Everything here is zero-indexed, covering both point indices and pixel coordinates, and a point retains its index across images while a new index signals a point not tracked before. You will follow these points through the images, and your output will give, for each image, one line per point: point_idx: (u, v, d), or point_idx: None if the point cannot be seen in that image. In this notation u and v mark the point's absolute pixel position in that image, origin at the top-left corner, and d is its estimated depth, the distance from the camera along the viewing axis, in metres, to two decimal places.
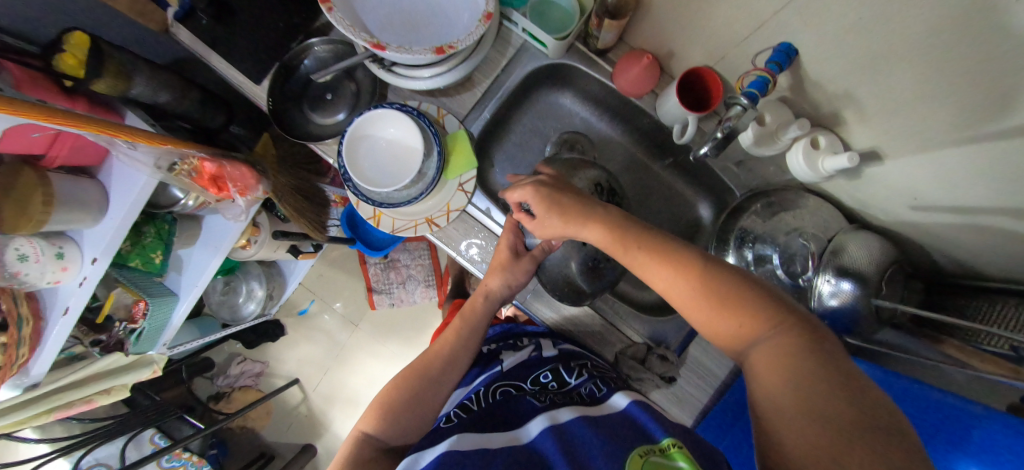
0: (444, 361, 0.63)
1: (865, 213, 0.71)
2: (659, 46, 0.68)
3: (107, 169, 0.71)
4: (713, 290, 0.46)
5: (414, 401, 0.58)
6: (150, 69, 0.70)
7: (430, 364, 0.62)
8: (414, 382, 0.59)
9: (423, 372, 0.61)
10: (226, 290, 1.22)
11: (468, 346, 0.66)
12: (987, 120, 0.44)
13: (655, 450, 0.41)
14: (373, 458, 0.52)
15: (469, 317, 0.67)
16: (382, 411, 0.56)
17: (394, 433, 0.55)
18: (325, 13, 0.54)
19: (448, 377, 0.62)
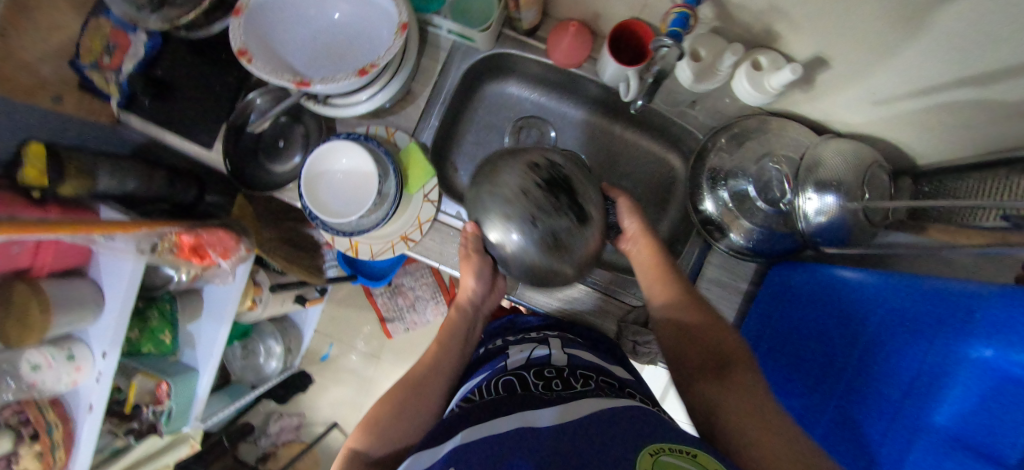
0: (430, 371, 0.61)
1: (832, 122, 0.69)
2: (583, 11, 0.68)
3: (95, 265, 0.73)
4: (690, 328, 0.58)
5: (400, 415, 0.55)
6: (110, 162, 0.73)
7: (420, 380, 0.59)
8: (399, 400, 0.56)
9: (406, 382, 0.59)
10: (246, 354, 1.25)
11: (450, 352, 0.63)
12: None
13: (667, 448, 0.39)
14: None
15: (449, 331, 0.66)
16: (367, 426, 0.54)
17: (374, 445, 0.53)
18: (246, 66, 0.55)
19: (435, 391, 0.59)
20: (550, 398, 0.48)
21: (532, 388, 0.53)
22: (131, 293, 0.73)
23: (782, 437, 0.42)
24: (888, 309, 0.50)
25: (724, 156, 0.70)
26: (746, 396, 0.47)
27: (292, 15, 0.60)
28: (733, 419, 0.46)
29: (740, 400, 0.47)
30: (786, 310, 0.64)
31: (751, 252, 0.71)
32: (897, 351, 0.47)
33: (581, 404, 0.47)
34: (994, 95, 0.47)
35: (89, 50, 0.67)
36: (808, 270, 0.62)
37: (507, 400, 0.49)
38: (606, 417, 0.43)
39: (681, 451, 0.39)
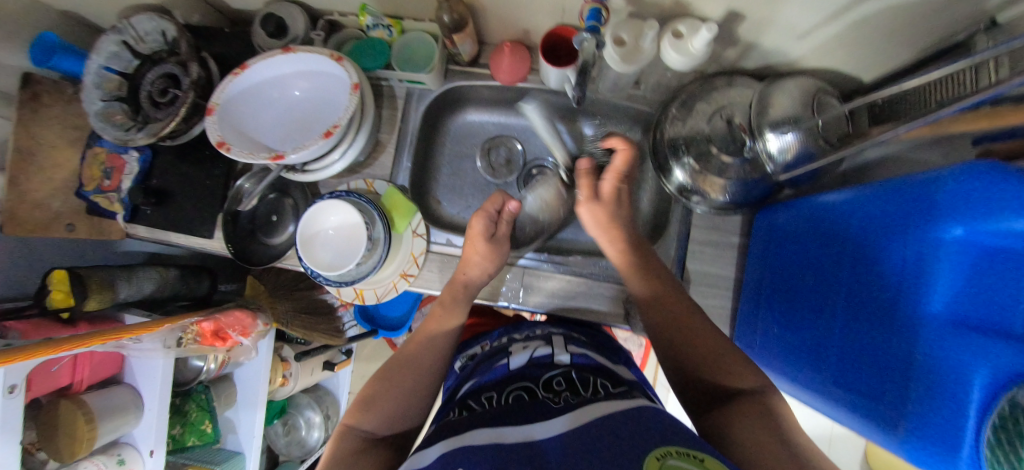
0: (427, 348, 0.65)
1: (772, 65, 0.72)
2: (514, 30, 0.73)
3: (128, 370, 0.78)
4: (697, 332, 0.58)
5: (400, 385, 0.60)
6: (126, 271, 0.79)
7: (417, 353, 0.64)
8: (400, 370, 0.62)
9: (408, 355, 0.64)
10: (288, 430, 1.27)
11: (447, 330, 0.67)
12: None
13: (673, 453, 0.40)
14: (358, 448, 0.54)
15: (450, 303, 0.69)
16: (365, 402, 0.59)
17: (380, 421, 0.58)
18: (226, 155, 0.60)
19: (434, 362, 0.64)
20: (552, 409, 0.49)
21: (538, 395, 0.55)
22: (167, 387, 0.77)
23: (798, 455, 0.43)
24: (865, 219, 0.51)
25: (679, 124, 0.74)
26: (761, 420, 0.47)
27: (257, 101, 0.66)
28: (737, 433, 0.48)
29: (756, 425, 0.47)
30: (781, 247, 0.66)
31: (732, 205, 0.73)
32: (880, 257, 0.48)
33: (581, 415, 0.47)
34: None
35: (91, 178, 0.75)
36: (793, 208, 0.64)
37: (516, 411, 0.51)
38: (622, 426, 0.45)
39: (690, 454, 0.39)
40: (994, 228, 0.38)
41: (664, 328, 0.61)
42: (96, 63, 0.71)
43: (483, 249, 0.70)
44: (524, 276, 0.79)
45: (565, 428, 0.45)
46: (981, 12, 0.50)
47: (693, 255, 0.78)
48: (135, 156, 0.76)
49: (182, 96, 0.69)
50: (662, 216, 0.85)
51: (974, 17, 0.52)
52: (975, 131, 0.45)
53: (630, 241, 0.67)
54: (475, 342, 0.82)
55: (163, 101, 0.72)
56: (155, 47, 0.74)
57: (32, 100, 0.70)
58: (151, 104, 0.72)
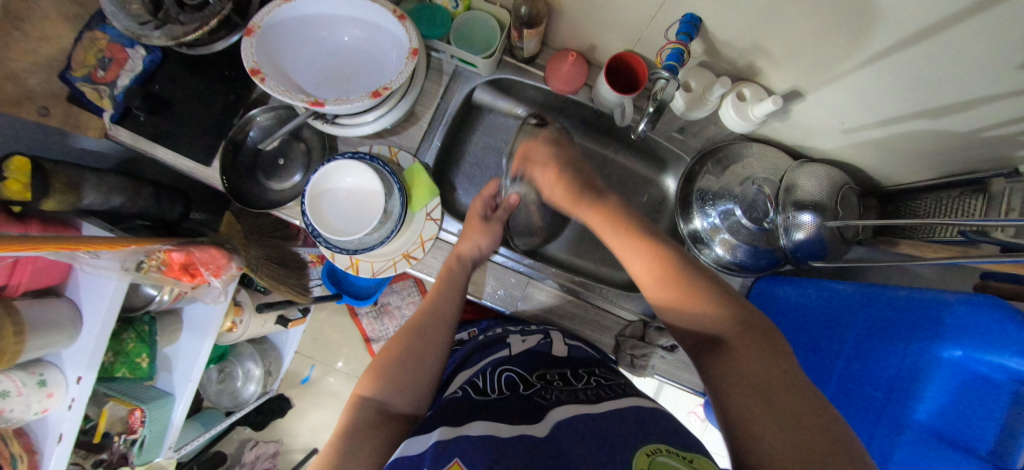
0: (434, 315, 0.63)
1: (806, 147, 0.76)
2: (580, 42, 0.72)
3: (72, 283, 0.70)
4: (669, 260, 0.54)
5: (412, 355, 0.58)
6: (97, 176, 0.70)
7: (428, 322, 0.62)
8: (413, 339, 0.59)
9: (417, 325, 0.61)
10: (222, 377, 1.19)
11: (451, 296, 0.65)
12: (878, 38, 0.49)
13: (664, 449, 0.42)
14: (370, 421, 0.52)
15: (449, 279, 0.67)
16: (377, 373, 0.56)
17: (392, 391, 0.55)
18: (259, 85, 0.55)
19: (442, 331, 0.62)
20: (551, 407, 0.51)
21: (531, 388, 0.58)
22: (110, 314, 0.69)
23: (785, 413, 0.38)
24: (868, 318, 0.54)
25: (711, 178, 0.76)
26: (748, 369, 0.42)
27: (303, 36, 0.61)
28: (733, 374, 0.43)
29: (755, 362, 0.43)
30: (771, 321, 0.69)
31: (737, 268, 0.76)
32: (875, 356, 0.52)
33: (582, 411, 0.49)
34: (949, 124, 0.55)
35: (82, 63, 0.66)
36: (796, 284, 0.65)
37: (520, 405, 0.53)
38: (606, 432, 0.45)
39: (677, 453, 0.41)
40: (987, 358, 0.42)
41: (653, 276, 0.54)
42: None
43: (479, 225, 0.70)
44: (524, 287, 0.78)
45: (562, 421, 0.47)
46: (1007, 159, 0.55)
47: None
48: (142, 54, 0.67)
49: (215, 6, 0.62)
50: None
51: (999, 161, 0.57)
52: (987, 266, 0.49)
53: (593, 219, 0.62)
54: (462, 333, 0.82)
55: (190, 2, 0.63)
56: None
57: None
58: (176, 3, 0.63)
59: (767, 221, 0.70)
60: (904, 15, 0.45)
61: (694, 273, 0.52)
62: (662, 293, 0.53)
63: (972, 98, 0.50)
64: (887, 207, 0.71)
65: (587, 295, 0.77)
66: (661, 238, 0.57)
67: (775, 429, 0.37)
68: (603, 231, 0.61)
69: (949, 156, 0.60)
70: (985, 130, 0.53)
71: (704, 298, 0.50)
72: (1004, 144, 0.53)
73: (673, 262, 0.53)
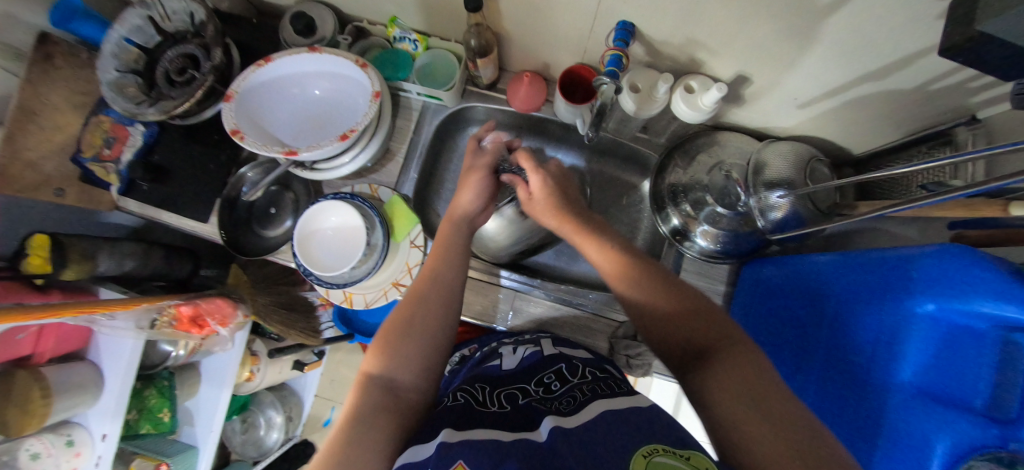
0: (437, 285, 0.62)
1: (770, 128, 0.77)
2: (535, 62, 0.77)
3: (94, 347, 0.76)
4: (644, 274, 0.53)
5: (416, 327, 0.58)
6: (111, 244, 0.77)
7: (429, 289, 0.61)
8: (416, 311, 0.59)
9: (417, 297, 0.61)
10: (246, 427, 1.22)
11: (452, 263, 0.64)
12: (795, 15, 0.52)
13: (660, 449, 0.40)
14: (382, 398, 0.52)
15: (444, 251, 0.64)
16: (382, 348, 0.57)
17: (399, 365, 0.55)
18: (240, 144, 0.61)
19: (444, 301, 0.61)
20: (550, 412, 0.51)
21: (531, 394, 0.58)
22: (129, 372, 0.75)
23: (779, 419, 0.37)
24: (845, 285, 0.54)
25: (680, 171, 0.78)
26: (737, 382, 0.41)
27: (278, 94, 0.67)
28: (721, 382, 0.42)
29: (744, 370, 0.41)
30: (758, 309, 0.69)
31: (721, 255, 0.76)
32: (858, 326, 0.51)
33: (576, 415, 0.49)
34: (898, 83, 0.56)
35: (91, 145, 0.75)
36: (779, 264, 0.66)
37: (517, 414, 0.53)
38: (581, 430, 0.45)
39: (676, 452, 0.40)
40: (959, 307, 0.41)
41: (633, 297, 0.53)
42: (118, 33, 0.72)
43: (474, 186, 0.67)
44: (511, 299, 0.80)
45: (558, 426, 0.46)
46: (963, 107, 0.55)
47: None
48: (140, 130, 0.75)
49: (200, 79, 0.70)
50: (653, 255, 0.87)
51: (956, 111, 0.57)
52: (957, 217, 0.49)
53: (571, 231, 0.60)
54: (464, 351, 0.84)
55: (179, 79, 0.73)
56: (180, 26, 0.75)
57: (45, 60, 0.71)
58: (167, 82, 0.73)
59: (741, 204, 0.71)
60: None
61: (674, 286, 0.51)
62: (637, 305, 0.52)
63: (906, 55, 0.52)
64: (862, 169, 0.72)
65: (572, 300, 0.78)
66: (636, 251, 0.56)
67: (774, 438, 0.36)
68: (583, 245, 0.59)
69: (910, 113, 0.60)
70: (933, 82, 0.54)
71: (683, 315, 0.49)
72: (956, 93, 0.54)
73: (649, 276, 0.52)
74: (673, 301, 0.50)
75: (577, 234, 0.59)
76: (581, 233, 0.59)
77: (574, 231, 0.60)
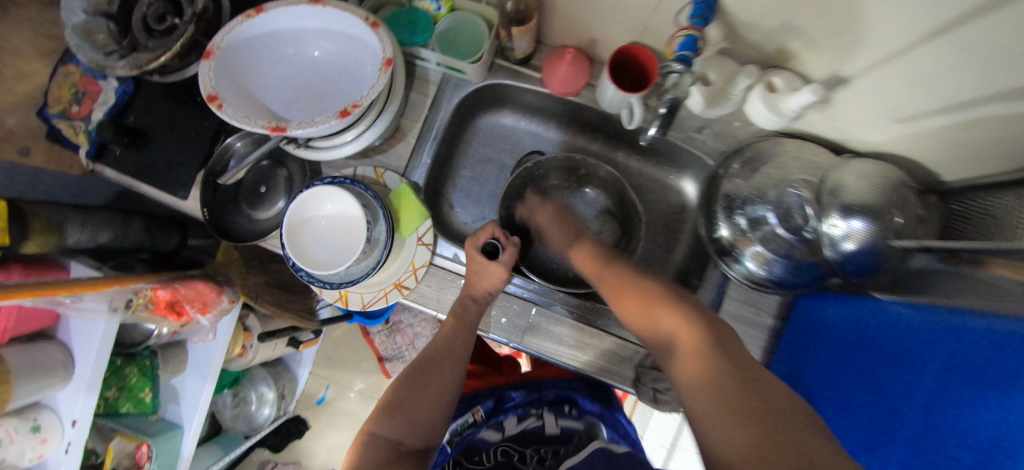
0: (449, 351, 0.58)
1: (851, 140, 0.65)
2: (580, 37, 0.64)
3: (64, 326, 0.68)
4: (710, 342, 0.44)
5: (425, 392, 0.54)
6: (82, 214, 0.69)
7: (442, 357, 0.58)
8: (427, 376, 0.55)
9: (428, 360, 0.58)
10: (237, 402, 1.16)
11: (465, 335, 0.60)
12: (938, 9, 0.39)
13: None
14: (383, 461, 0.48)
15: (461, 320, 0.61)
16: (389, 406, 0.53)
17: (404, 428, 0.51)
18: (217, 113, 0.50)
19: (455, 366, 0.57)
20: None
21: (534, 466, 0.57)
22: (103, 357, 0.68)
23: None
24: (948, 353, 0.43)
25: (739, 181, 0.67)
26: None
27: (268, 55, 0.56)
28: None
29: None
30: (806, 356, 0.60)
31: (774, 285, 0.64)
32: (954, 408, 0.40)
33: None
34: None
35: (58, 99, 0.65)
36: (850, 305, 0.58)
37: None
38: None
39: None
40: None
41: (702, 367, 0.42)
42: None
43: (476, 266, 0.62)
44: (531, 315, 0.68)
45: None
46: None
47: None
48: (115, 85, 0.65)
49: (181, 29, 0.59)
50: (692, 273, 0.76)
51: None
52: None
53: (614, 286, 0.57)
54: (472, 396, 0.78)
55: (158, 28, 0.61)
56: None
57: None
58: (145, 31, 0.61)
59: (807, 229, 0.59)
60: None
61: (745, 364, 0.41)
62: (695, 371, 0.42)
63: None
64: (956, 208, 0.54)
65: (591, 318, 0.68)
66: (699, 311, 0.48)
67: None
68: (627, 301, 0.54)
69: None
70: None
71: (775, 401, 0.37)
72: None
73: (699, 336, 0.44)
74: (726, 363, 0.41)
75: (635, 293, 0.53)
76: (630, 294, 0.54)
77: (614, 290, 0.56)
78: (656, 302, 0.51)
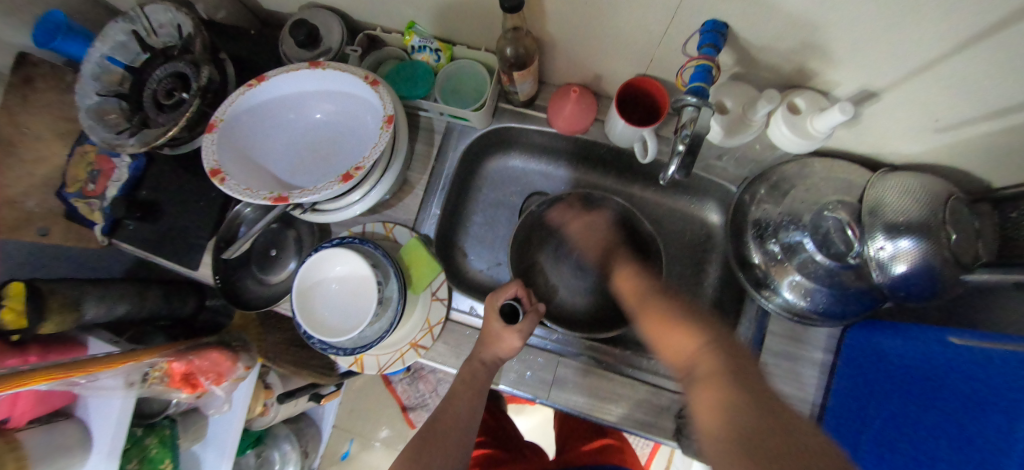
0: (455, 422, 0.56)
1: (887, 155, 0.60)
2: (583, 74, 0.62)
3: (82, 404, 0.68)
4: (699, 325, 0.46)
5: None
6: (100, 289, 0.69)
7: (447, 430, 0.55)
8: (425, 450, 0.52)
9: (431, 434, 0.55)
10: (259, 465, 1.07)
11: (470, 404, 0.56)
12: (978, 17, 0.35)
13: None
14: None
15: (468, 383, 0.57)
16: None
17: None
18: (219, 187, 0.49)
19: (459, 440, 0.54)
20: None
21: None
22: (118, 436, 0.67)
23: None
24: None
25: (769, 208, 0.62)
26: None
27: (270, 122, 0.56)
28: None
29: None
30: (867, 403, 0.51)
31: (820, 318, 0.58)
32: None
33: None
34: None
35: (76, 179, 0.67)
36: (909, 338, 0.51)
37: None
38: None
39: None
40: None
41: (733, 391, 0.38)
42: (100, 52, 0.62)
43: (494, 326, 0.58)
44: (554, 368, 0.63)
45: None
46: None
47: (766, 367, 0.62)
48: (128, 161, 0.66)
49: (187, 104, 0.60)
50: (726, 307, 0.71)
51: None
52: None
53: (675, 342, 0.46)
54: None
55: (168, 103, 0.63)
56: (167, 41, 0.65)
57: (24, 84, 0.65)
58: (155, 108, 0.63)
59: (852, 255, 0.53)
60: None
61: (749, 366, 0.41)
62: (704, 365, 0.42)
63: None
64: (1014, 214, 0.48)
65: (609, 364, 0.64)
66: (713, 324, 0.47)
67: None
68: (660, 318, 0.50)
69: None
70: None
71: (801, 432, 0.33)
72: None
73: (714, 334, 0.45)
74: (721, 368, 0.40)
75: (686, 346, 0.45)
76: (675, 324, 0.47)
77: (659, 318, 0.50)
78: (667, 318, 0.49)
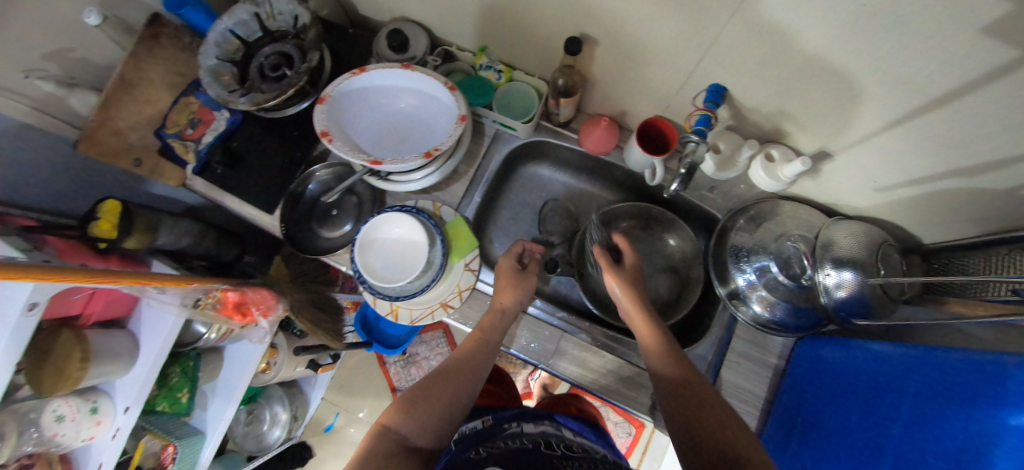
0: (468, 362, 0.64)
1: (840, 206, 0.76)
2: (613, 108, 0.78)
3: (137, 316, 0.76)
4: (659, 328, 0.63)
5: (441, 399, 0.58)
6: (173, 221, 0.80)
7: (460, 369, 0.63)
8: (440, 381, 0.60)
9: (445, 369, 0.62)
10: (250, 420, 1.16)
11: (484, 351, 0.66)
12: (897, 106, 0.52)
13: None
14: (392, 451, 0.51)
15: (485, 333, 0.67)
16: (405, 405, 0.56)
17: (416, 428, 0.54)
18: (327, 145, 0.63)
19: (472, 377, 0.62)
20: None
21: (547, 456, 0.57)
22: (165, 348, 0.75)
23: None
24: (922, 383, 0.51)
25: (745, 235, 0.77)
26: None
27: (365, 103, 0.69)
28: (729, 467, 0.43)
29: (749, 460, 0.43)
30: (808, 391, 0.67)
31: (777, 326, 0.72)
32: (932, 426, 0.47)
33: None
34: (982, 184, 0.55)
35: (176, 123, 0.79)
36: (841, 346, 0.65)
37: None
38: None
39: None
40: None
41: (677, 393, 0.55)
42: (225, 24, 0.75)
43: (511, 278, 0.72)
44: (557, 340, 0.75)
45: None
46: None
47: (729, 363, 0.76)
48: (226, 117, 0.78)
49: (293, 78, 0.73)
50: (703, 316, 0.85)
51: None
52: None
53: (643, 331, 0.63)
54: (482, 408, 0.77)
55: (272, 75, 0.75)
56: (281, 25, 0.78)
57: (151, 39, 0.74)
58: (260, 76, 0.75)
59: (805, 277, 0.68)
60: (921, 81, 0.47)
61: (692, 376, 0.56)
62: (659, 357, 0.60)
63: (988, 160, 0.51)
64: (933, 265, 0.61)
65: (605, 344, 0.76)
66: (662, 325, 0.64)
67: None
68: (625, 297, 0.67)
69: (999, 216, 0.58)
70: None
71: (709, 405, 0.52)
72: None
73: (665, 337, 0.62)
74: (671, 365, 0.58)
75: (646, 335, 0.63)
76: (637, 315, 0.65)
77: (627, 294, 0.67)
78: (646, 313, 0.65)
